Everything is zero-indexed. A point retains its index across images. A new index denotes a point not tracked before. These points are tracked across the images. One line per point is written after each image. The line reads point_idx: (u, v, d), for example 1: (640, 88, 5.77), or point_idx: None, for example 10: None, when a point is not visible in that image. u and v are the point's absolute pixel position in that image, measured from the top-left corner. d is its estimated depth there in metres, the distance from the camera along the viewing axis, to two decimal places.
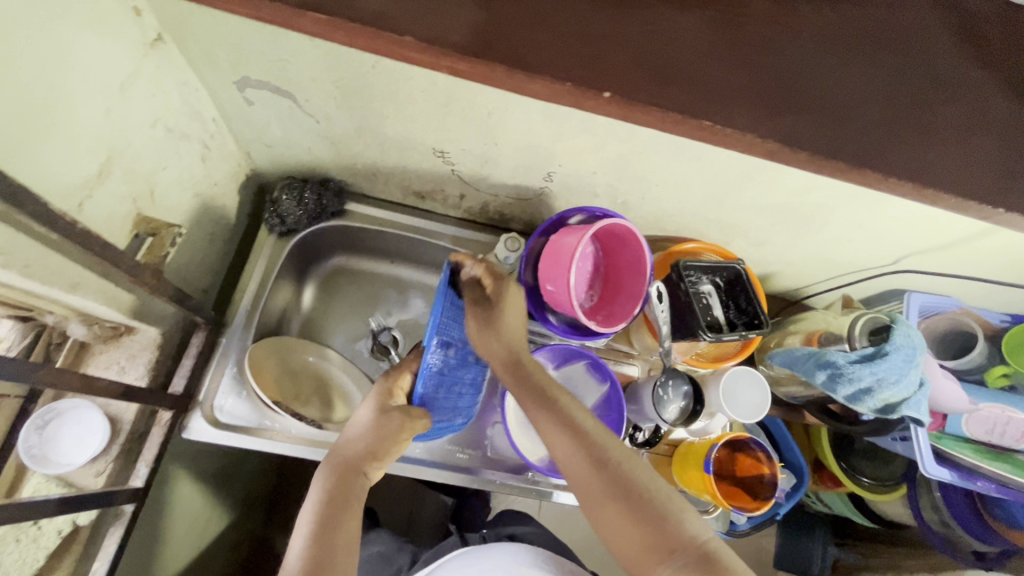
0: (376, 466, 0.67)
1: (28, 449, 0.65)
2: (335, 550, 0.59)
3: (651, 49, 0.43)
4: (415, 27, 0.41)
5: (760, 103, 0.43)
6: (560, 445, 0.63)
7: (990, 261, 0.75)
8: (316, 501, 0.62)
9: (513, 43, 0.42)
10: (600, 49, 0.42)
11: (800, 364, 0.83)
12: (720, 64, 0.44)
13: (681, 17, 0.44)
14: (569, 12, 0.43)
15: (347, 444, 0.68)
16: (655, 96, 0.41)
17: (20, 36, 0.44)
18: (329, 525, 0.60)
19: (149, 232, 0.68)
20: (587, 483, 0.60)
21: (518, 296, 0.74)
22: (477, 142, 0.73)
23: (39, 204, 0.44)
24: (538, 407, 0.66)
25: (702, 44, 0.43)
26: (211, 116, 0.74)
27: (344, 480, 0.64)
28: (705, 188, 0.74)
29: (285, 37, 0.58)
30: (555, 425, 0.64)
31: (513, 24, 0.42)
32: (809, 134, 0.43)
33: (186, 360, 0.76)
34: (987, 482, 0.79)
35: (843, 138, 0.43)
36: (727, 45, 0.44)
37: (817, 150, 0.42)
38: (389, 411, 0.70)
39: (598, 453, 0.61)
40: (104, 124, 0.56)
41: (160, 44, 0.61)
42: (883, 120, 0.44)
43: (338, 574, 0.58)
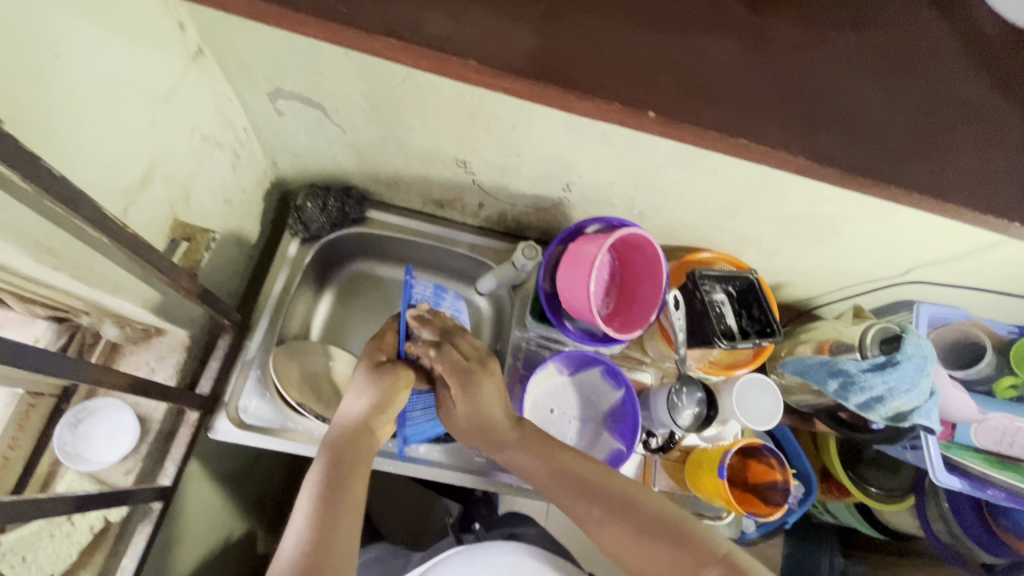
0: (381, 423, 0.69)
1: (61, 446, 0.68)
2: (344, 501, 0.60)
3: (690, 68, 0.44)
4: (479, 51, 0.41)
5: (792, 118, 0.44)
6: (565, 497, 0.68)
7: (998, 272, 0.76)
8: (324, 459, 0.64)
9: (566, 59, 0.42)
10: (645, 68, 0.43)
11: (812, 373, 0.84)
12: (757, 82, 0.44)
13: (719, 41, 0.45)
14: (610, 32, 0.44)
15: (349, 406, 0.70)
16: (698, 114, 0.42)
17: (84, 50, 0.47)
18: (338, 478, 0.62)
19: (184, 236, 0.70)
20: (598, 522, 0.66)
21: (488, 395, 0.70)
22: (499, 153, 0.75)
23: (98, 209, 0.46)
24: (538, 454, 0.71)
25: (736, 63, 0.45)
26: (242, 126, 0.76)
27: (351, 440, 0.66)
28: (720, 199, 0.76)
29: (323, 52, 0.60)
30: (554, 478, 0.69)
31: (565, 48, 0.42)
32: (840, 146, 0.44)
33: (213, 362, 0.79)
34: (998, 491, 0.79)
35: (872, 151, 0.44)
36: (764, 64, 0.45)
37: (849, 164, 0.43)
38: (381, 371, 0.71)
39: (605, 495, 0.67)
40: (150, 133, 0.59)
41: (201, 57, 0.63)
42: (913, 138, 0.45)
43: (348, 521, 0.59)
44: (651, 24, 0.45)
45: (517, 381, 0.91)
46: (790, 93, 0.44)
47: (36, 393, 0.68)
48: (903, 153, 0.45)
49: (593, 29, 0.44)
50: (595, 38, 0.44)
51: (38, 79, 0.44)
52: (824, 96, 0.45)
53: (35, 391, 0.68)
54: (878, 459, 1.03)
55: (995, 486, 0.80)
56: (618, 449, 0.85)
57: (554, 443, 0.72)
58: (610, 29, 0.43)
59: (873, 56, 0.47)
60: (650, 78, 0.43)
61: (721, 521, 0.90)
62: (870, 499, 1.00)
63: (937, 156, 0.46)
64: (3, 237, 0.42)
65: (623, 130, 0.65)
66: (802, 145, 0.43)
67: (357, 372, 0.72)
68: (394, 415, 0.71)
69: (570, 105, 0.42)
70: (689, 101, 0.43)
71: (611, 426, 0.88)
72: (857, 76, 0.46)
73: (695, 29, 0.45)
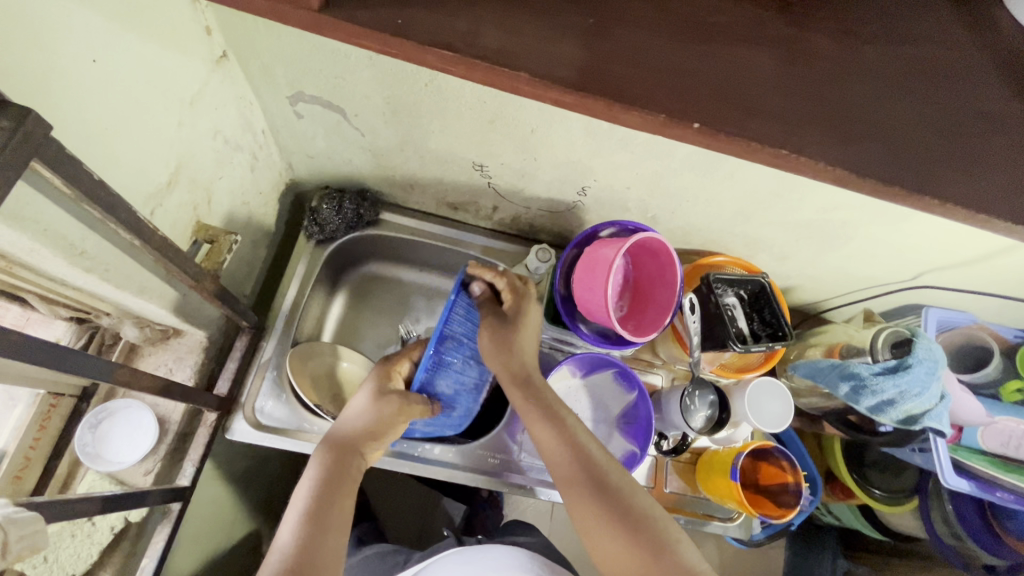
0: (373, 447, 0.72)
1: (82, 446, 0.69)
2: (330, 518, 0.62)
3: (730, 78, 0.40)
4: (532, 61, 0.38)
5: (831, 127, 0.40)
6: (566, 471, 0.68)
7: (1009, 277, 0.77)
8: (314, 476, 0.66)
9: (610, 72, 0.39)
10: (684, 79, 0.39)
11: (823, 376, 0.85)
12: (795, 91, 0.40)
13: (758, 52, 0.41)
14: (645, 42, 0.40)
15: (344, 427, 0.72)
16: (740, 126, 0.38)
17: (121, 55, 0.48)
18: (325, 496, 0.64)
19: (207, 238, 0.70)
20: (586, 505, 0.66)
21: (536, 316, 0.79)
22: (517, 157, 0.76)
23: (130, 212, 0.46)
24: (541, 417, 0.72)
25: (777, 75, 0.41)
26: (261, 128, 0.77)
27: (341, 457, 0.69)
28: (735, 204, 0.76)
29: (346, 57, 0.61)
30: (552, 440, 0.70)
31: (611, 59, 0.39)
32: (879, 159, 0.40)
33: (231, 363, 0.80)
34: (1007, 494, 0.79)
35: (911, 159, 0.40)
36: (803, 73, 0.41)
37: (894, 176, 0.39)
38: (385, 397, 0.75)
39: (604, 483, 0.67)
40: (176, 136, 0.59)
41: (225, 61, 0.64)
42: (947, 143, 0.41)
43: (334, 537, 0.61)
44: (696, 31, 0.41)
45: None
46: (847, 103, 0.41)
47: (57, 394, 0.69)
48: (968, 165, 0.40)
49: (632, 39, 0.40)
50: (633, 50, 0.40)
51: (75, 83, 0.44)
52: (887, 109, 0.41)
53: (56, 391, 0.68)
54: (884, 461, 1.03)
55: (1004, 489, 0.80)
56: (633, 452, 0.86)
57: (562, 407, 0.74)
58: (647, 40, 0.40)
59: (937, 64, 0.43)
60: (689, 90, 0.39)
61: (731, 522, 0.91)
62: (873, 500, 1.01)
63: (1008, 164, 0.41)
64: (41, 240, 0.43)
65: (643, 137, 0.65)
66: (843, 156, 0.39)
67: (359, 396, 0.76)
68: (387, 442, 0.73)
69: (612, 121, 0.39)
70: (737, 111, 0.39)
71: (623, 428, 0.89)
72: (896, 88, 0.42)
73: (732, 36, 0.42)
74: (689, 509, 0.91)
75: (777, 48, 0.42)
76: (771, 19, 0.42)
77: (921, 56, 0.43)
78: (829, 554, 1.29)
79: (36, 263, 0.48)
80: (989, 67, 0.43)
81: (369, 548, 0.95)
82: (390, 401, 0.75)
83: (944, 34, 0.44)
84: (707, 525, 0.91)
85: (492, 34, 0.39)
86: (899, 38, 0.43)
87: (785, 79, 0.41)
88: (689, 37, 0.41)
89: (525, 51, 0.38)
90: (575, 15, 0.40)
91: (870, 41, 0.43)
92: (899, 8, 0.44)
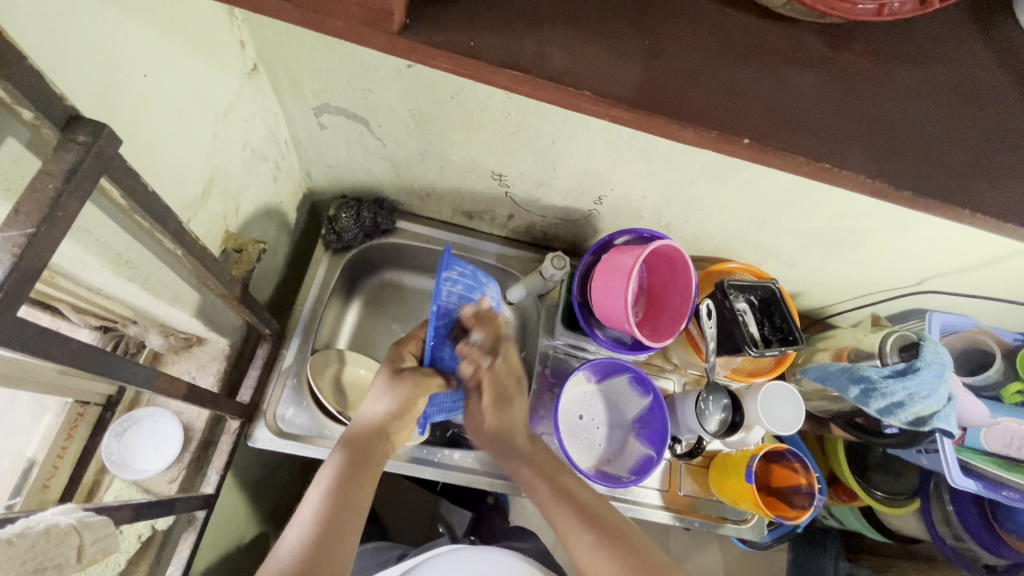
0: (396, 430, 0.71)
1: (109, 455, 0.69)
2: (353, 500, 0.62)
3: (775, 96, 0.42)
4: (593, 81, 0.40)
5: (868, 142, 0.42)
6: (562, 517, 0.68)
7: (1011, 281, 0.80)
8: (337, 461, 0.65)
9: (667, 90, 0.41)
10: (735, 99, 0.41)
11: (833, 379, 0.88)
12: (835, 108, 0.42)
13: (800, 72, 0.43)
14: (698, 63, 0.42)
15: (368, 411, 0.72)
16: (788, 141, 0.41)
17: (167, 70, 0.50)
18: (349, 477, 0.63)
19: (236, 247, 0.72)
20: (587, 548, 0.65)
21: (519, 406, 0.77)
22: (536, 167, 0.77)
23: (177, 223, 0.48)
24: (539, 478, 0.73)
25: (818, 93, 0.43)
26: (284, 139, 0.78)
27: (366, 441, 0.69)
28: (748, 213, 0.79)
29: (375, 69, 0.62)
30: (550, 496, 0.71)
31: (668, 76, 0.41)
32: (909, 170, 0.42)
33: (253, 371, 0.80)
34: (1012, 493, 0.81)
35: (936, 173, 0.42)
36: (843, 92, 0.43)
37: (921, 186, 0.41)
38: (401, 376, 0.73)
39: (603, 522, 0.67)
40: (210, 147, 0.61)
41: (256, 73, 0.65)
42: (972, 154, 0.43)
43: (354, 518, 0.61)
44: (746, 49, 0.43)
45: (545, 389, 0.93)
46: (885, 119, 0.43)
47: (84, 403, 0.70)
48: (990, 177, 0.43)
49: (686, 59, 0.42)
50: (688, 69, 0.42)
51: (129, 95, 0.46)
52: (917, 126, 0.43)
53: (83, 400, 0.70)
54: (886, 463, 1.05)
55: (1008, 487, 0.82)
56: (648, 456, 0.87)
57: (555, 466, 0.74)
58: (699, 61, 0.42)
59: (969, 82, 0.45)
60: (741, 108, 0.41)
61: (744, 524, 0.92)
62: (876, 503, 1.02)
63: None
64: (92, 249, 0.44)
65: (663, 146, 0.67)
66: (880, 169, 0.41)
67: (380, 379, 0.74)
68: (411, 420, 0.73)
69: (666, 135, 0.41)
70: (783, 126, 0.41)
71: (638, 432, 0.90)
72: (922, 105, 0.44)
73: (779, 56, 0.43)
74: (703, 512, 0.92)
75: (818, 66, 0.43)
76: (812, 38, 0.44)
77: (948, 75, 0.45)
78: (832, 556, 1.28)
79: (82, 274, 0.49)
80: (1014, 84, 0.45)
81: (371, 545, 0.98)
82: (407, 381, 0.73)
83: (975, 53, 0.46)
84: (721, 527, 0.93)
85: (555, 55, 0.40)
86: (926, 58, 0.45)
87: (827, 94, 0.43)
88: (737, 56, 0.42)
89: (582, 70, 0.40)
90: (630, 38, 0.42)
91: (904, 61, 0.45)
92: (930, 29, 0.46)
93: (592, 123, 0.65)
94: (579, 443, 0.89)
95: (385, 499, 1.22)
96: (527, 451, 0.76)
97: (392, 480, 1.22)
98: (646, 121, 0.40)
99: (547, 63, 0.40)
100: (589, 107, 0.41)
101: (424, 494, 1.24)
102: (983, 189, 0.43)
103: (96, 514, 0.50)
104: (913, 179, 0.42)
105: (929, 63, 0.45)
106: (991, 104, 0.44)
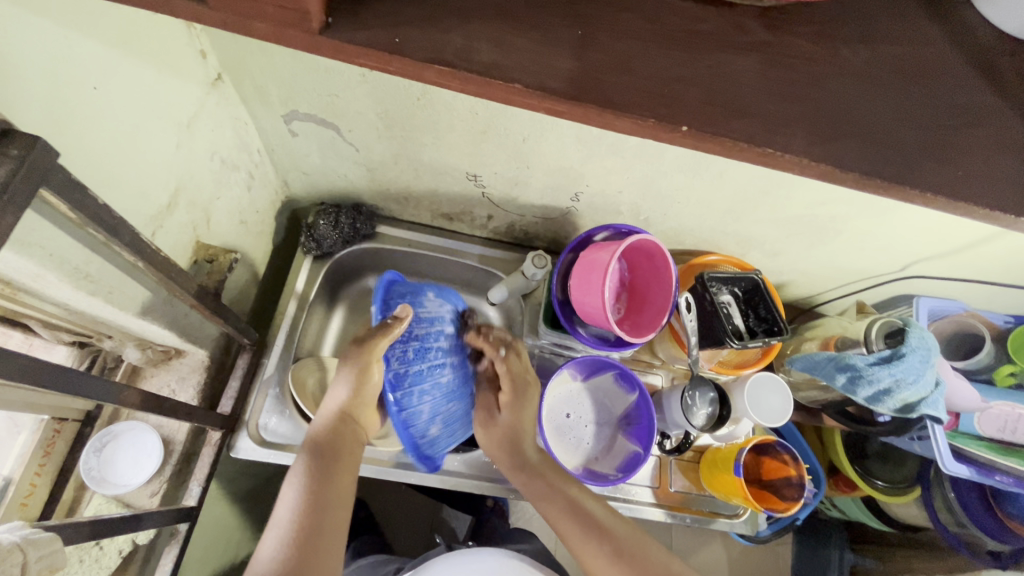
0: (360, 413, 0.71)
1: (88, 471, 0.71)
2: (327, 489, 0.61)
3: (719, 85, 0.42)
4: (523, 74, 0.40)
5: (813, 126, 0.42)
6: (573, 532, 0.68)
7: (997, 263, 0.78)
8: (306, 457, 0.64)
9: (605, 81, 0.41)
10: (674, 86, 0.41)
11: (820, 368, 0.86)
12: (781, 95, 0.42)
13: (742, 58, 0.42)
14: (639, 51, 0.42)
15: (329, 399, 0.70)
16: (728, 127, 0.40)
17: (120, 83, 0.50)
18: (323, 470, 0.63)
19: (207, 257, 0.72)
20: (601, 560, 0.66)
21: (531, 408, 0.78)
22: (510, 166, 0.76)
23: (133, 234, 0.48)
24: (550, 495, 0.71)
25: (763, 79, 0.42)
26: (256, 148, 0.78)
27: (333, 434, 0.67)
28: (725, 205, 0.78)
29: (338, 74, 0.61)
30: (562, 513, 0.69)
31: (605, 67, 0.41)
32: (858, 154, 0.41)
33: (234, 381, 0.81)
34: (1005, 477, 0.78)
35: (887, 155, 0.42)
36: (788, 78, 0.43)
37: (869, 169, 0.41)
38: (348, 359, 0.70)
39: (615, 537, 0.67)
40: (173, 157, 0.61)
41: (220, 83, 0.65)
42: (923, 137, 0.43)
43: (334, 509, 0.60)
44: (685, 37, 0.43)
45: None
46: (831, 102, 0.42)
47: (61, 419, 0.71)
48: (942, 155, 0.43)
49: (629, 47, 0.42)
50: (633, 57, 0.41)
51: (77, 110, 0.46)
52: (867, 109, 0.43)
53: (59, 417, 0.71)
54: (885, 452, 1.03)
55: (1000, 471, 0.79)
56: (635, 453, 0.86)
57: (565, 479, 0.73)
58: (641, 50, 0.41)
59: (914, 64, 0.45)
60: (682, 97, 0.41)
61: (737, 519, 0.92)
62: (877, 491, 1.00)
63: (982, 156, 0.43)
64: (47, 265, 0.45)
65: (633, 141, 0.66)
66: (825, 152, 0.41)
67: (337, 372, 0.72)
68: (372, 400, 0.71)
69: (607, 126, 0.41)
70: (724, 113, 0.41)
71: (626, 429, 0.90)
72: (873, 87, 0.43)
73: (720, 42, 0.43)
74: (695, 507, 0.91)
75: (762, 53, 0.43)
76: (755, 23, 0.44)
77: (896, 58, 0.45)
78: (835, 550, 1.26)
79: (42, 289, 0.49)
80: (966, 65, 0.45)
81: (367, 557, 0.97)
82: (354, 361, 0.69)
83: (924, 37, 0.46)
84: (713, 523, 0.92)
85: (483, 49, 0.40)
86: (875, 39, 0.45)
87: (770, 79, 0.42)
88: (682, 46, 0.42)
89: (516, 64, 0.40)
90: (565, 29, 0.42)
91: (849, 42, 0.44)
92: (880, 12, 0.46)
93: (560, 122, 0.64)
94: (564, 442, 0.88)
95: (382, 506, 1.21)
96: (533, 462, 0.74)
97: (388, 486, 1.22)
98: (583, 113, 0.40)
99: (476, 57, 0.40)
100: (523, 100, 0.41)
101: (420, 499, 1.24)
102: (937, 168, 0.42)
103: (51, 529, 0.50)
104: (865, 163, 0.42)
105: (877, 45, 0.45)
106: (943, 86, 0.44)
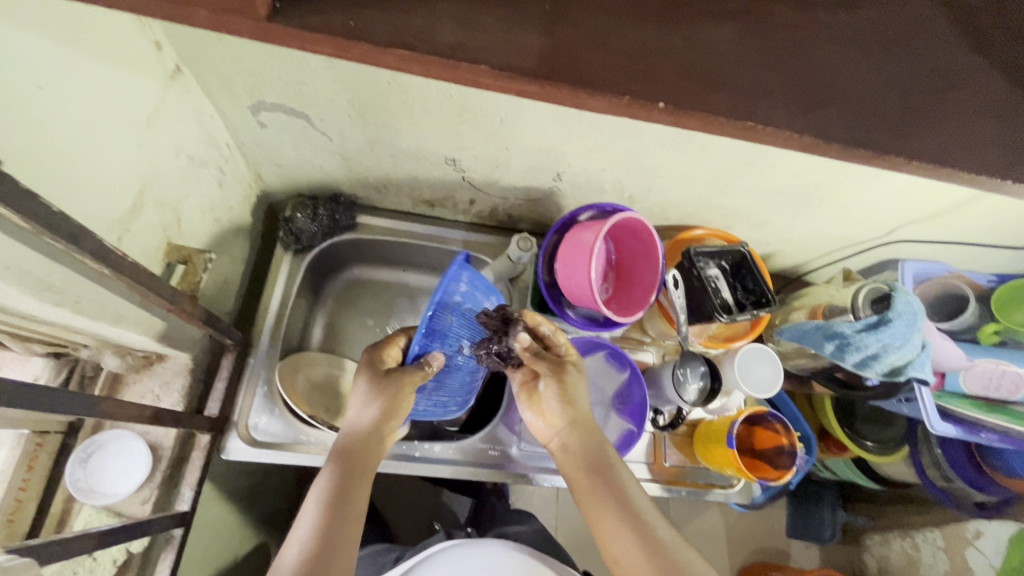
0: (389, 430, 0.67)
1: (75, 482, 0.70)
2: (350, 511, 0.60)
3: (696, 56, 0.40)
4: (491, 54, 0.38)
5: (793, 96, 0.40)
6: (593, 493, 0.65)
7: (981, 224, 0.78)
8: (330, 476, 0.62)
9: (577, 57, 0.39)
10: (649, 61, 0.40)
11: (809, 337, 0.86)
12: (760, 65, 0.41)
13: (716, 27, 0.41)
14: (612, 26, 0.40)
15: (354, 417, 0.67)
16: (705, 101, 0.39)
17: (68, 79, 0.47)
18: (346, 486, 0.61)
19: (180, 259, 0.70)
20: (614, 528, 0.61)
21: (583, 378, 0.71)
22: (489, 149, 0.74)
23: (95, 241, 0.46)
24: (579, 450, 0.68)
25: (739, 48, 0.41)
26: (225, 141, 0.75)
27: (358, 449, 0.65)
28: (709, 178, 0.76)
29: (302, 60, 0.58)
30: (584, 469, 0.66)
31: (575, 42, 0.39)
32: (842, 122, 0.40)
33: (219, 382, 0.79)
34: (990, 433, 0.80)
35: (871, 122, 0.41)
36: (765, 47, 0.41)
37: (853, 138, 0.40)
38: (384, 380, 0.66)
39: (633, 502, 0.63)
40: (135, 156, 0.58)
41: (180, 75, 0.62)
42: (905, 103, 0.42)
43: (352, 529, 0.59)
44: (657, 8, 0.41)
45: None
46: (809, 69, 0.41)
47: (42, 432, 0.70)
48: (924, 120, 0.42)
49: (602, 22, 0.40)
50: (606, 33, 0.40)
51: (23, 110, 0.43)
52: (846, 75, 0.42)
53: (40, 430, 0.69)
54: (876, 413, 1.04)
55: (985, 429, 0.81)
56: (630, 430, 0.86)
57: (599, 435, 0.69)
58: (612, 25, 0.40)
59: (890, 27, 0.44)
60: (658, 70, 0.40)
61: (731, 489, 0.93)
62: (866, 452, 1.02)
63: (964, 119, 0.42)
64: (6, 278, 0.43)
65: (613, 117, 0.63)
66: (804, 123, 0.40)
67: (360, 386, 0.68)
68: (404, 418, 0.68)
69: (580, 106, 0.39)
70: (700, 86, 0.39)
71: (618, 407, 0.89)
72: (851, 52, 0.42)
73: (694, 12, 0.41)
74: (690, 480, 0.93)
75: (738, 21, 0.42)
76: None
77: (874, 22, 0.43)
78: (829, 507, 1.30)
79: (4, 303, 0.47)
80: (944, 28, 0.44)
81: (368, 547, 0.97)
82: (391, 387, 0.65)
83: None
84: (709, 494, 0.93)
85: (446, 28, 0.39)
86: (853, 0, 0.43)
87: (747, 48, 0.41)
88: (656, 17, 0.41)
89: (480, 44, 0.38)
90: (532, 4, 0.40)
91: (828, 5, 0.43)
92: None
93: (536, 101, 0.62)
94: None
95: (383, 495, 1.22)
96: (581, 416, 0.69)
97: (387, 476, 1.22)
98: (554, 93, 0.39)
99: (439, 39, 0.38)
100: (492, 82, 0.39)
101: (420, 487, 1.24)
102: (918, 135, 0.41)
103: (33, 548, 0.49)
104: (846, 132, 0.41)
105: (854, 5, 0.43)
106: (919, 49, 0.43)
